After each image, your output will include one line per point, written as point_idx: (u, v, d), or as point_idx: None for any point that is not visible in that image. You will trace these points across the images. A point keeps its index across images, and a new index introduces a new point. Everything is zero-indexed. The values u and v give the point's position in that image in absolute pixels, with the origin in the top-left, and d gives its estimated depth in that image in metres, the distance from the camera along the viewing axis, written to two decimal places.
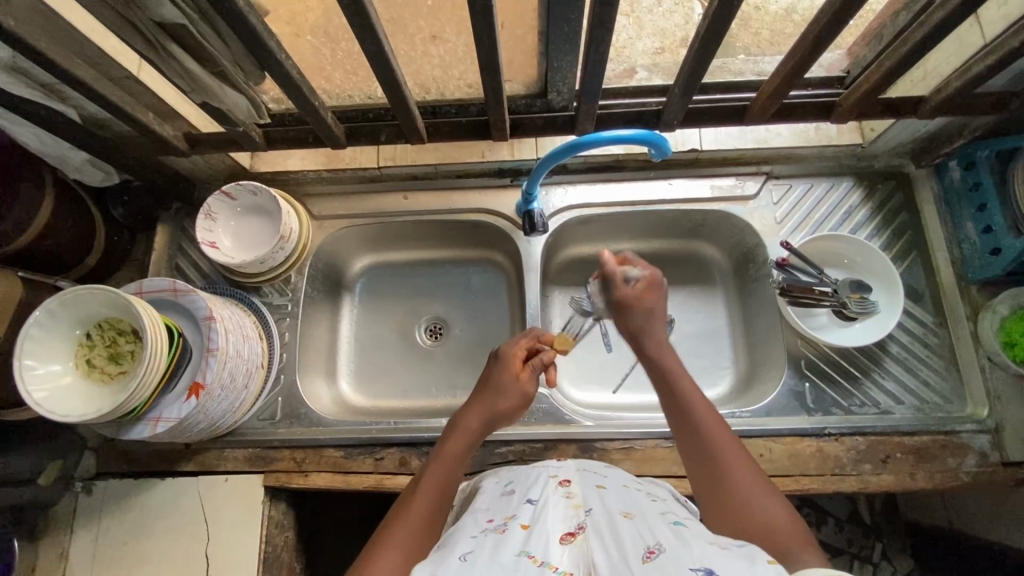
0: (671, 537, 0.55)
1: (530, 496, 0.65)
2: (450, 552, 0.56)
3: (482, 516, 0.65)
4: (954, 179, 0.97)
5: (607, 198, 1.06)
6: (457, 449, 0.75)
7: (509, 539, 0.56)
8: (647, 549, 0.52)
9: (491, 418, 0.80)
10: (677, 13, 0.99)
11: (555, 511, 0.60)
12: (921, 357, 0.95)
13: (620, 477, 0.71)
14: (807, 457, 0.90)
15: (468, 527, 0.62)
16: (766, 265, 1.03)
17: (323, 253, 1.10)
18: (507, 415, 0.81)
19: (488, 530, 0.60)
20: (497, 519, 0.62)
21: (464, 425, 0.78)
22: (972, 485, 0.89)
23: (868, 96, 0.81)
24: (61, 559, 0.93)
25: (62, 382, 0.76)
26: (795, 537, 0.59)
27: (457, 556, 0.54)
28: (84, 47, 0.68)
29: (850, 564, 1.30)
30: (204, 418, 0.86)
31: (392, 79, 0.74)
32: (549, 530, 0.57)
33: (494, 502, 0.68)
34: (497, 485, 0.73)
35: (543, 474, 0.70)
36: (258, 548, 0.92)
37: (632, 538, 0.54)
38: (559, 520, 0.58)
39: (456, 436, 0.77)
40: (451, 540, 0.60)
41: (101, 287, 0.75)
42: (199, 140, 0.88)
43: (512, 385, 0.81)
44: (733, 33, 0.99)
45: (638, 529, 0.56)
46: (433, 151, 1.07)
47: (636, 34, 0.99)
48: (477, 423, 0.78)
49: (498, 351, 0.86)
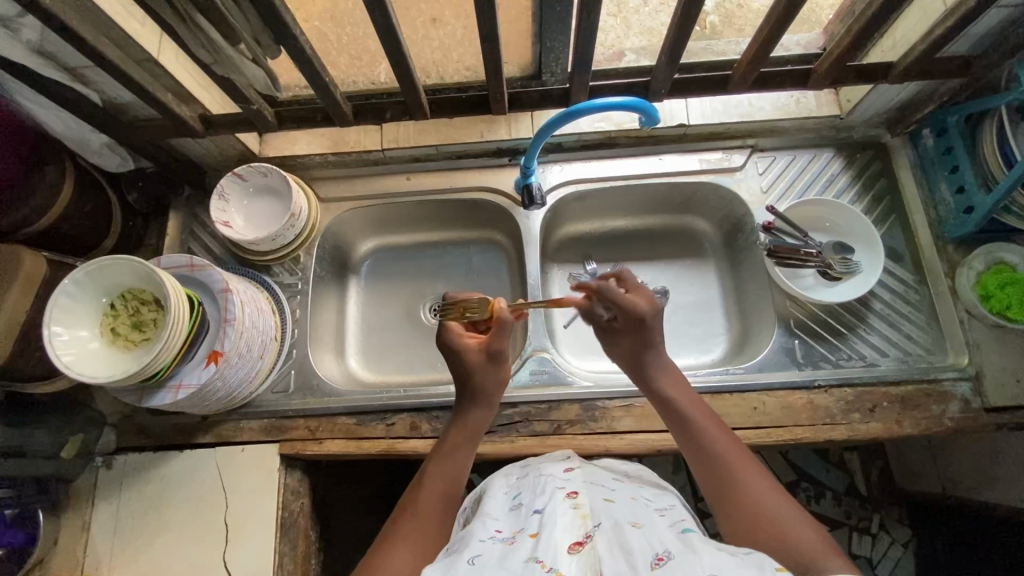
0: (680, 545, 0.59)
1: (538, 507, 0.67)
2: (459, 557, 0.60)
3: (491, 523, 0.68)
4: (927, 145, 1.03)
5: (601, 174, 1.11)
6: (460, 440, 0.82)
7: (518, 549, 0.60)
8: (656, 556, 0.57)
9: (489, 399, 0.84)
10: (663, 13, 1.11)
11: (563, 519, 0.62)
12: (904, 313, 1.00)
13: (629, 491, 0.74)
14: (799, 409, 0.94)
15: (478, 532, 0.66)
16: (754, 232, 1.08)
17: (330, 235, 1.14)
18: (498, 383, 0.84)
19: (497, 539, 0.64)
20: (506, 531, 0.65)
21: (467, 417, 0.83)
22: (957, 431, 0.93)
23: (841, 61, 0.87)
24: (83, 530, 0.96)
25: (88, 347, 0.80)
26: (816, 542, 0.63)
27: (466, 561, 0.59)
28: (111, 26, 0.73)
29: (849, 535, 1.35)
30: (222, 385, 0.90)
31: (397, 53, 0.79)
32: (557, 541, 0.59)
33: (504, 512, 0.71)
34: (506, 497, 0.75)
35: (550, 485, 0.72)
36: (275, 513, 0.95)
37: (640, 545, 0.59)
38: (567, 530, 0.61)
39: (465, 423, 0.83)
40: (462, 544, 0.64)
41: (126, 257, 0.79)
42: (213, 121, 0.93)
43: (477, 361, 0.83)
44: (719, 28, 1.09)
45: (646, 538, 0.60)
46: (434, 132, 1.12)
47: (624, 32, 1.09)
48: (479, 413, 0.83)
49: (444, 345, 0.85)
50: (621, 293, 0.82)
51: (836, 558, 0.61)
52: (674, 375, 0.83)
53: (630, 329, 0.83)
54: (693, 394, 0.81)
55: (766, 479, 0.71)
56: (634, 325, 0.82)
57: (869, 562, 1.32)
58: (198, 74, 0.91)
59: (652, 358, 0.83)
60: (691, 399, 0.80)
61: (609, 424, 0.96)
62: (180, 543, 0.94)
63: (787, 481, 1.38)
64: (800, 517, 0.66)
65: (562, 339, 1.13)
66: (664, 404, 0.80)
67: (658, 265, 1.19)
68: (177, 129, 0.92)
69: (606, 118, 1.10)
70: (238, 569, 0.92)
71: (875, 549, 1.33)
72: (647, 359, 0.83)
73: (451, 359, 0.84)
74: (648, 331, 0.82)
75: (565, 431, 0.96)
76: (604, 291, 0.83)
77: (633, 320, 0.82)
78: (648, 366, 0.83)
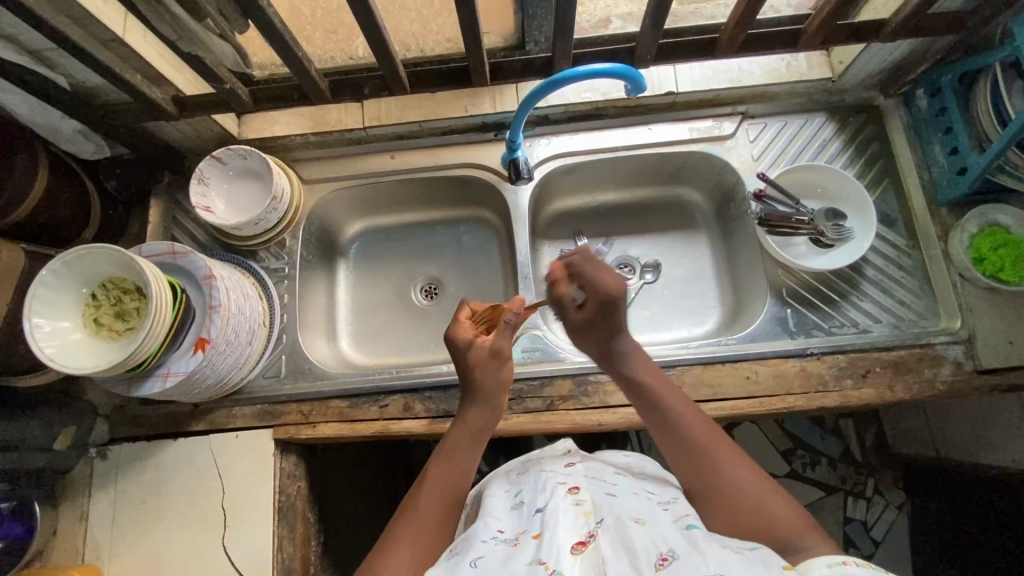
0: (684, 543, 0.58)
1: (539, 505, 0.67)
2: (463, 559, 0.61)
3: (493, 523, 0.69)
4: (920, 106, 1.01)
5: (590, 146, 1.09)
6: (460, 439, 0.79)
7: (521, 551, 0.60)
8: (660, 556, 0.56)
9: (490, 399, 0.82)
10: None
11: (566, 518, 0.62)
12: (896, 278, 0.99)
13: (631, 486, 0.72)
14: (791, 376, 0.94)
15: (480, 533, 0.67)
16: (746, 200, 1.07)
17: (315, 218, 1.12)
18: (499, 382, 0.82)
19: (500, 540, 0.64)
20: (508, 532, 0.65)
21: (469, 418, 0.81)
22: (950, 394, 0.93)
23: (830, 20, 0.84)
24: (81, 521, 0.97)
25: (71, 338, 0.79)
26: (794, 520, 0.63)
27: (468, 564, 0.60)
28: (72, 6, 0.70)
29: (844, 500, 1.37)
30: (211, 372, 0.89)
31: (372, 28, 0.76)
32: (560, 540, 0.59)
33: (506, 512, 0.71)
34: (507, 496, 0.75)
35: (552, 481, 0.71)
36: (272, 497, 0.95)
37: (644, 545, 0.57)
38: (570, 528, 0.61)
39: (466, 424, 0.80)
40: (464, 546, 0.64)
41: (103, 245, 0.78)
42: (187, 103, 0.90)
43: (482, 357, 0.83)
44: None
45: (649, 536, 0.59)
46: (417, 108, 1.09)
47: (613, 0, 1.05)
48: (480, 414, 0.81)
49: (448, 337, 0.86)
50: (595, 275, 0.83)
51: (814, 534, 0.61)
52: (645, 361, 0.81)
53: (601, 315, 0.81)
54: (664, 378, 0.80)
55: (739, 459, 0.71)
56: (606, 309, 0.81)
57: (864, 525, 1.35)
58: (167, 54, 0.88)
59: (622, 344, 0.81)
60: (664, 382, 0.79)
61: (602, 398, 0.96)
62: (179, 531, 0.95)
63: (782, 449, 1.40)
64: (773, 494, 0.67)
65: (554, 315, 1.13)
66: (635, 386, 0.79)
67: (649, 238, 1.18)
68: (149, 111, 0.89)
69: (592, 88, 1.06)
70: (238, 553, 0.93)
71: (869, 513, 1.36)
72: (619, 345, 0.81)
73: (456, 354, 0.85)
74: (616, 317, 0.81)
75: (559, 407, 0.96)
76: (580, 270, 0.84)
77: (604, 306, 0.81)
78: (620, 353, 0.81)
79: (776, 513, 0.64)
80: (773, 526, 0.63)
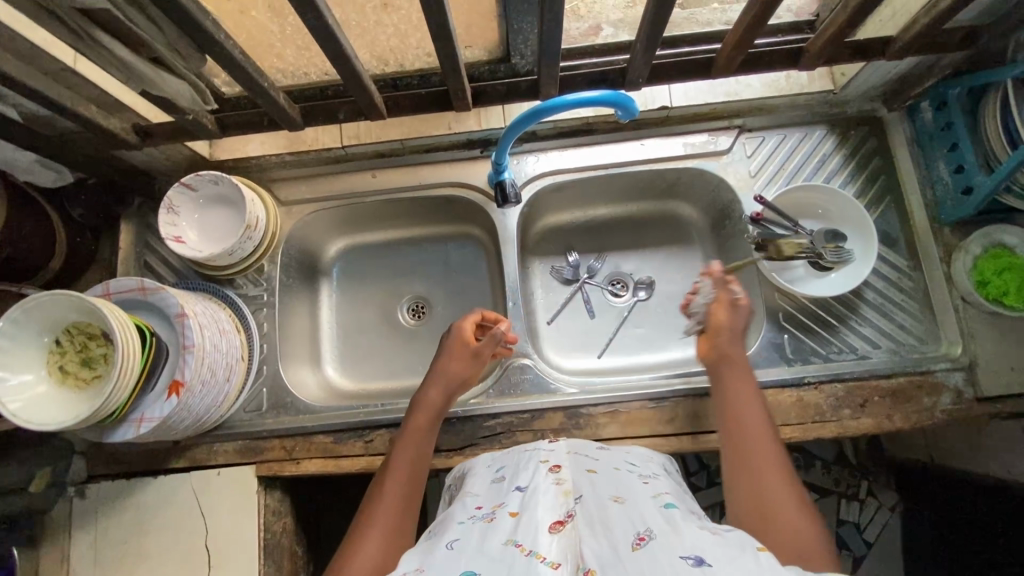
0: (662, 523, 0.56)
1: (520, 483, 0.65)
2: (439, 541, 0.59)
3: (471, 501, 0.67)
4: (925, 119, 0.96)
5: (580, 163, 1.04)
6: (423, 420, 0.83)
7: (498, 528, 0.58)
8: (637, 536, 0.54)
9: (450, 389, 0.86)
10: None
11: (546, 499, 0.61)
12: (896, 302, 0.96)
13: (613, 461, 0.72)
14: (787, 407, 0.91)
15: (458, 513, 0.64)
16: (742, 221, 1.02)
17: (294, 241, 1.07)
18: (463, 377, 0.87)
19: (477, 516, 0.62)
20: (485, 508, 0.63)
21: (426, 401, 0.84)
22: (949, 422, 0.91)
23: (834, 41, 0.79)
24: (61, 563, 0.94)
25: (35, 392, 0.75)
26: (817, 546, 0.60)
27: (445, 547, 0.57)
28: (12, 41, 0.65)
29: (838, 502, 1.34)
30: (187, 415, 0.86)
31: (340, 56, 0.71)
32: (538, 519, 0.57)
33: (485, 487, 0.70)
34: (487, 472, 0.74)
35: (534, 459, 0.70)
36: (257, 537, 0.93)
37: (622, 525, 0.56)
38: (549, 509, 0.59)
39: (425, 410, 0.84)
40: (442, 527, 0.63)
41: (65, 292, 0.73)
42: (150, 131, 0.85)
43: (461, 354, 0.88)
44: None
45: (628, 517, 0.57)
46: (398, 125, 1.04)
47: None
48: (437, 398, 0.85)
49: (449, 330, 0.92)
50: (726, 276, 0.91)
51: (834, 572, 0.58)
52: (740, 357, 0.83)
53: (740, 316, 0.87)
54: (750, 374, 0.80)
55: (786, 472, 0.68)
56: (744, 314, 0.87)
57: (857, 527, 1.33)
58: None
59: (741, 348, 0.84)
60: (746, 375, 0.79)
61: (594, 431, 0.93)
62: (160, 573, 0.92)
63: None
64: (807, 516, 0.64)
65: (545, 335, 1.10)
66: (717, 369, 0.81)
67: (642, 254, 1.14)
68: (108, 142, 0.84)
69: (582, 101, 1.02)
70: None
71: (862, 515, 1.33)
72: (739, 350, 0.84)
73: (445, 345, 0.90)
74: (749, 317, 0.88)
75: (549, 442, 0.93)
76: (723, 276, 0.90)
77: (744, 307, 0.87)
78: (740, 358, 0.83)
79: (801, 531, 0.62)
80: (793, 541, 0.61)
